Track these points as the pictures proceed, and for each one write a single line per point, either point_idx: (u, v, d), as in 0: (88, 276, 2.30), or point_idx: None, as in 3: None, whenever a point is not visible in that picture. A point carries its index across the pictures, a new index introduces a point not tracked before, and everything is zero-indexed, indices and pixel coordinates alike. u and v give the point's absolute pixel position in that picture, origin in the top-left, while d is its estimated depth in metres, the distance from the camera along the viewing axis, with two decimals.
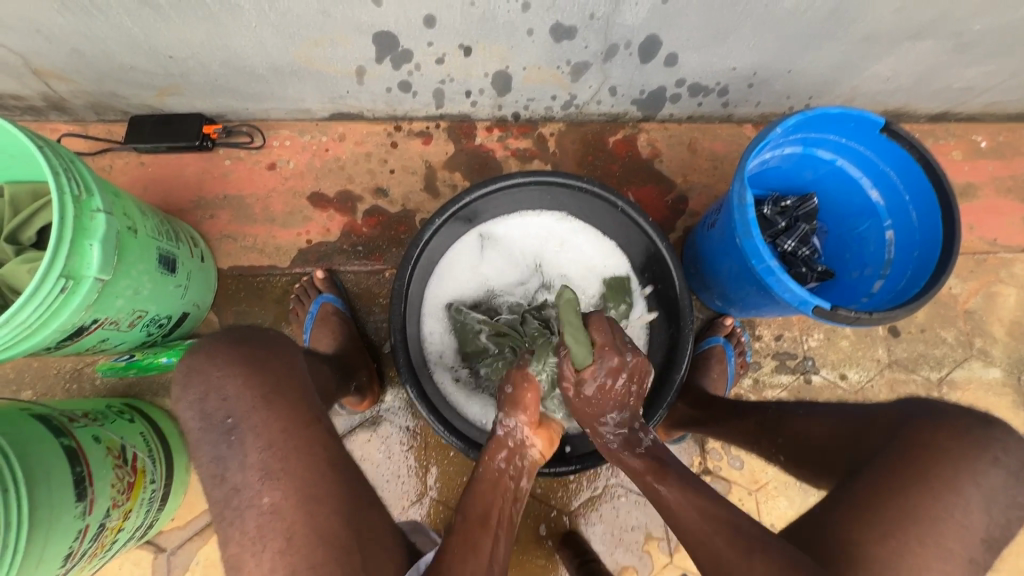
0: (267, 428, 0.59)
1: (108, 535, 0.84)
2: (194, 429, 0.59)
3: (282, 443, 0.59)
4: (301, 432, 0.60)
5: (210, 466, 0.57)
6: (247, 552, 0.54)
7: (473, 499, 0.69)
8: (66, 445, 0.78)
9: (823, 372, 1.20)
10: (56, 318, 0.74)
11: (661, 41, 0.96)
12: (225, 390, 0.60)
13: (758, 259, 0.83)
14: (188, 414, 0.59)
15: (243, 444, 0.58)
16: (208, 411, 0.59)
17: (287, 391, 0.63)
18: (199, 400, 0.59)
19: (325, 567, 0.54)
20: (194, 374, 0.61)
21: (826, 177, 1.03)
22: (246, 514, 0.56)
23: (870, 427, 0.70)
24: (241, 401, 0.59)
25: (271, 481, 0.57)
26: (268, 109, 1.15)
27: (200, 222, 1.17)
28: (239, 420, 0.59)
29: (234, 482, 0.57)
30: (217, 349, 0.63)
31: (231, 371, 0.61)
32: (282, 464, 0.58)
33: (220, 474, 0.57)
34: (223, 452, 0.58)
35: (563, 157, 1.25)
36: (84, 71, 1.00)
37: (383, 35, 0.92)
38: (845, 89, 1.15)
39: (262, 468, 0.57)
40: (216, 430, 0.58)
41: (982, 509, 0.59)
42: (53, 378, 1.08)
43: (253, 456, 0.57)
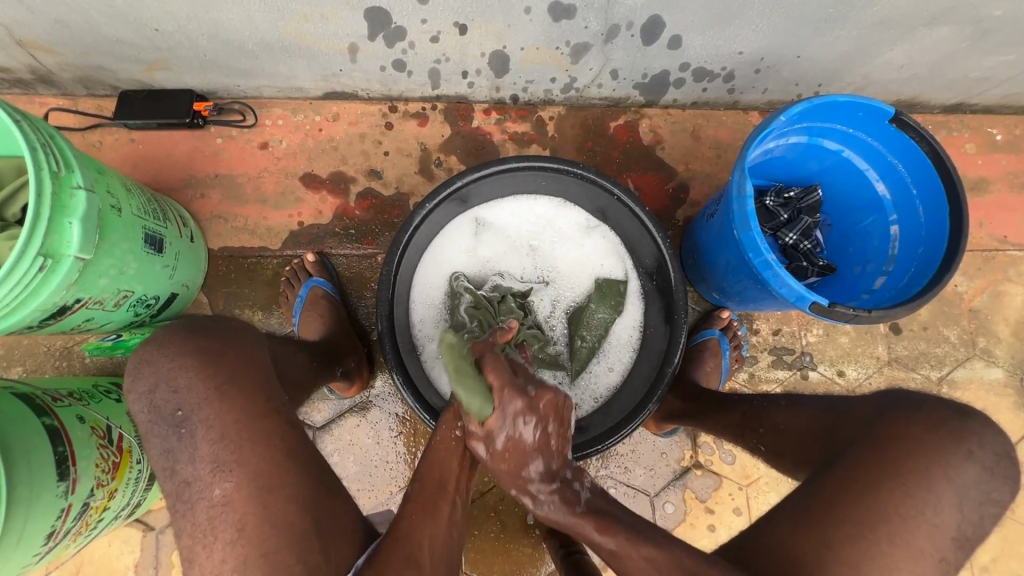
0: (218, 420, 0.58)
1: (93, 514, 0.84)
2: (144, 420, 0.59)
3: (234, 435, 0.57)
4: (256, 424, 0.59)
5: (161, 458, 0.58)
6: (198, 544, 0.55)
7: (427, 466, 0.64)
8: (48, 425, 0.78)
9: (820, 369, 1.18)
10: (35, 297, 0.73)
11: (664, 23, 0.92)
12: (175, 382, 0.59)
13: (755, 252, 0.81)
14: (140, 407, 0.60)
15: (192, 436, 0.58)
16: (158, 404, 0.59)
17: (242, 383, 0.61)
18: (149, 392, 0.60)
19: (277, 555, 0.53)
20: (145, 366, 0.61)
21: (831, 168, 1.00)
22: (197, 507, 0.56)
23: (848, 419, 0.68)
24: (190, 394, 0.59)
25: (222, 473, 0.56)
26: (259, 87, 1.12)
27: (190, 201, 1.15)
28: (188, 414, 0.58)
29: (185, 475, 0.57)
30: (169, 341, 0.62)
31: (183, 362, 0.60)
32: (235, 456, 0.57)
33: (170, 467, 0.58)
34: (172, 445, 0.58)
35: (561, 142, 1.22)
36: (69, 43, 0.97)
37: (375, 11, 0.89)
38: (855, 77, 1.10)
39: (214, 460, 0.57)
40: (165, 423, 0.58)
41: (956, 507, 0.57)
42: (43, 356, 1.08)
43: (203, 449, 0.57)
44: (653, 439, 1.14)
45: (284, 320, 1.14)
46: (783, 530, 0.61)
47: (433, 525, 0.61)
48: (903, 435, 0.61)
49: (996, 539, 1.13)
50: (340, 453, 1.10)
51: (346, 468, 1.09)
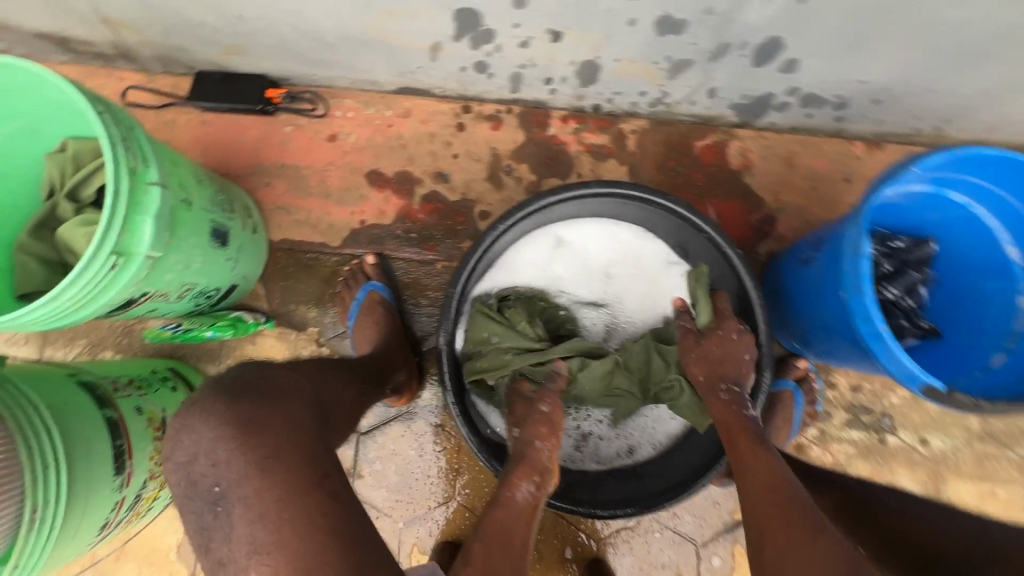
0: (257, 499, 0.54)
1: (144, 502, 0.86)
2: (180, 493, 0.57)
3: (275, 516, 0.53)
4: (298, 501, 0.54)
5: (195, 535, 0.55)
6: None
7: (493, 520, 0.67)
8: (109, 418, 0.78)
9: (901, 434, 1.08)
10: (105, 293, 0.72)
11: (784, 45, 0.82)
12: (215, 454, 0.56)
13: (864, 320, 0.71)
14: (176, 478, 0.57)
15: (229, 515, 0.54)
16: (196, 478, 0.56)
17: (283, 456, 0.57)
18: (187, 463, 0.57)
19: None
20: (184, 434, 0.58)
21: (953, 222, 0.88)
22: None
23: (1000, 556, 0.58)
24: (229, 469, 0.55)
25: (258, 557, 0.52)
26: (334, 77, 1.08)
27: (255, 189, 1.13)
28: (226, 490, 0.55)
29: (219, 556, 0.54)
30: (210, 403, 0.59)
31: (220, 432, 0.57)
32: (272, 537, 0.53)
33: (205, 544, 0.55)
34: (208, 522, 0.55)
35: (642, 158, 1.13)
36: (152, 23, 0.95)
37: (465, 12, 0.82)
38: (991, 116, 0.97)
39: (249, 544, 0.53)
40: (201, 500, 0.55)
41: None
42: (106, 331, 1.09)
43: (240, 529, 0.54)
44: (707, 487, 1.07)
45: (338, 321, 1.11)
46: None
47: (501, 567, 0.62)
48: None
49: None
50: (382, 462, 1.08)
51: (387, 477, 1.08)
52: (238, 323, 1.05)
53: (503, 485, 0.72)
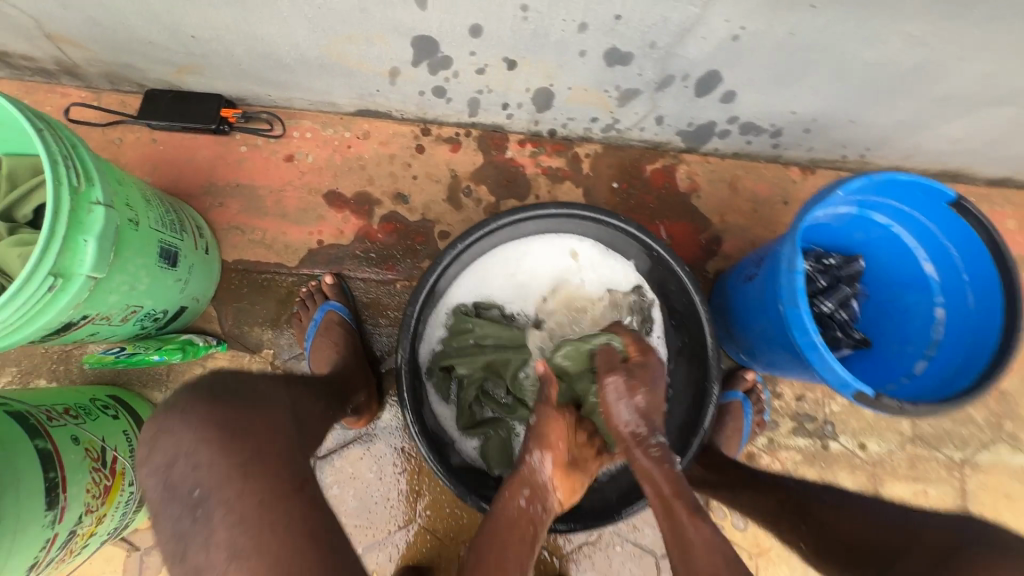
0: (240, 503, 0.50)
1: (77, 541, 0.80)
2: (155, 497, 0.51)
3: (255, 522, 0.50)
4: (278, 507, 0.52)
5: (173, 542, 0.50)
6: None
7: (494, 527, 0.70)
8: (41, 449, 0.73)
9: (842, 440, 1.14)
10: (41, 317, 0.69)
11: (722, 78, 0.89)
12: (196, 457, 0.50)
13: (800, 331, 0.77)
14: (151, 481, 0.51)
15: (209, 519, 0.50)
16: (175, 481, 0.50)
17: (265, 458, 0.53)
18: (164, 466, 0.51)
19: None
20: (162, 437, 0.52)
21: (877, 241, 0.97)
22: None
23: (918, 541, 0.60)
24: (211, 472, 0.50)
25: (240, 560, 0.49)
26: (291, 98, 1.08)
27: (208, 210, 1.11)
28: (207, 492, 0.50)
29: (197, 562, 0.49)
30: (191, 404, 0.53)
31: (201, 433, 0.51)
32: (249, 543, 0.50)
33: (181, 553, 0.50)
34: (185, 527, 0.50)
35: (596, 181, 1.18)
36: (99, 41, 0.93)
37: (423, 39, 0.85)
38: (906, 146, 1.07)
39: (228, 551, 0.49)
40: (180, 503, 0.50)
41: None
42: (40, 358, 1.03)
43: (219, 535, 0.49)
44: None
45: (295, 342, 1.09)
46: None
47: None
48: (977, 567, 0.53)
49: None
50: (340, 486, 1.05)
51: (345, 502, 1.05)
52: (188, 347, 1.01)
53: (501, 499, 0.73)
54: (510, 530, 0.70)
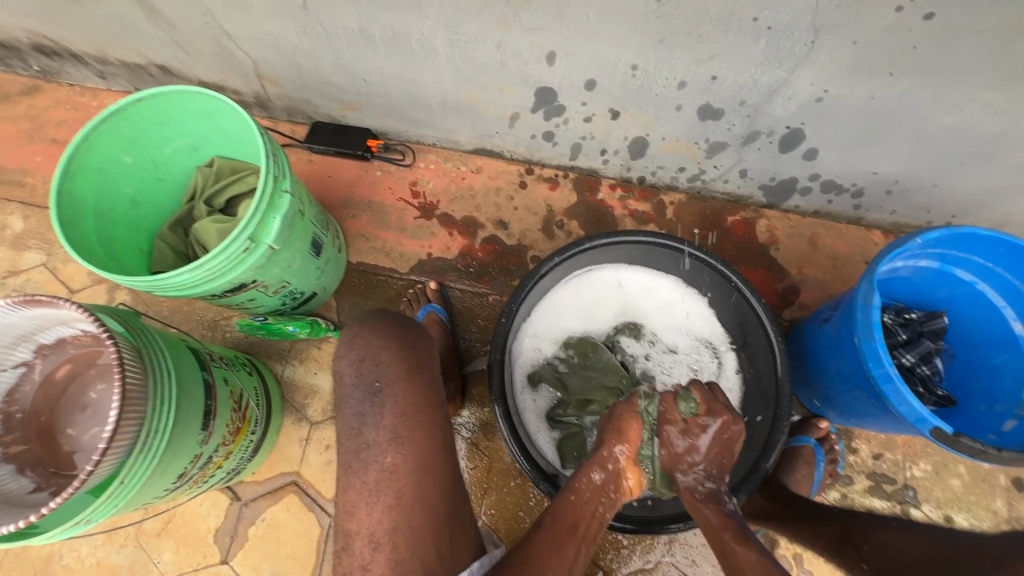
0: (404, 398, 0.67)
1: (211, 468, 0.94)
2: (348, 383, 0.68)
3: (413, 414, 0.66)
4: (429, 410, 0.67)
5: (353, 418, 0.66)
6: (362, 500, 0.62)
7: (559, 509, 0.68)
8: (205, 379, 0.90)
9: (925, 508, 1.09)
10: (230, 272, 0.88)
11: (805, 136, 0.99)
12: (379, 357, 0.69)
13: (875, 363, 0.81)
14: (346, 370, 0.69)
15: (382, 406, 0.66)
16: (362, 371, 0.68)
17: (424, 370, 0.70)
18: (357, 360, 0.69)
19: (419, 529, 0.61)
20: (358, 339, 0.71)
21: (961, 298, 0.98)
22: (369, 467, 0.63)
23: (973, 555, 0.66)
24: (389, 368, 0.68)
25: (397, 443, 0.64)
26: (424, 135, 1.31)
27: (343, 219, 1.33)
28: (384, 386, 0.67)
29: (367, 438, 0.65)
30: (376, 323, 0.73)
31: (387, 342, 0.70)
32: (407, 431, 0.65)
33: (357, 428, 0.65)
34: (365, 409, 0.66)
35: (678, 225, 1.28)
36: (294, 81, 1.21)
37: (545, 89, 1.04)
38: (995, 215, 1.10)
39: (391, 432, 0.64)
40: (364, 389, 0.67)
41: None
42: (195, 323, 1.25)
43: (387, 419, 0.65)
44: None
45: None
46: None
47: (562, 563, 0.63)
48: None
49: None
50: None
51: None
52: (313, 325, 1.19)
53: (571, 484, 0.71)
54: (575, 524, 0.67)
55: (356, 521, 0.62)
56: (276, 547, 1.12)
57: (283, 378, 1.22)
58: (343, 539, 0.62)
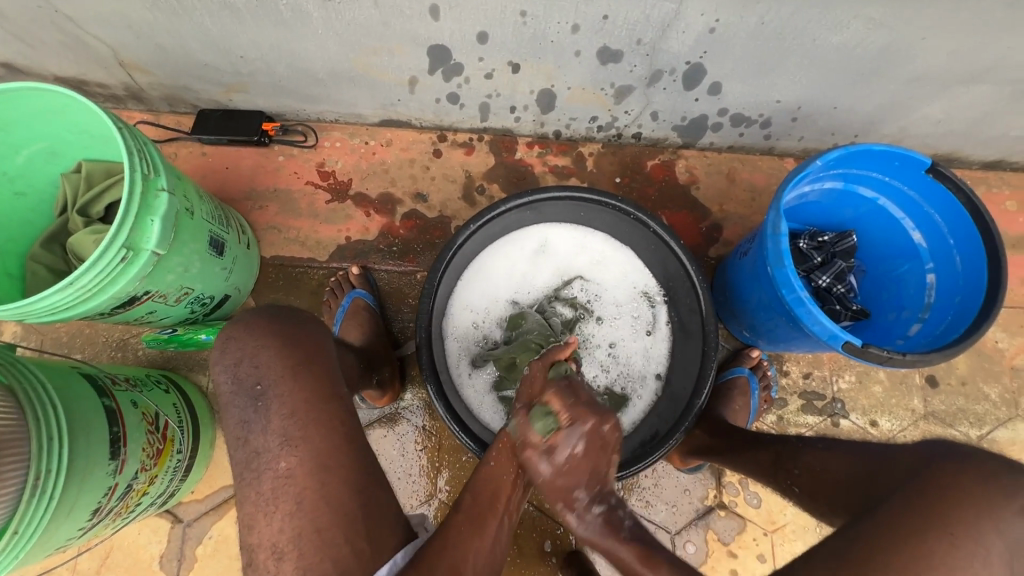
0: (291, 397, 0.63)
1: (133, 496, 0.88)
2: (227, 390, 0.64)
3: (304, 413, 0.63)
4: (322, 406, 0.64)
5: (237, 427, 0.63)
6: (259, 512, 0.59)
7: (480, 480, 0.66)
8: (107, 405, 0.83)
9: (852, 417, 1.16)
10: (112, 285, 0.80)
11: (705, 70, 0.98)
12: (257, 358, 0.65)
13: (788, 289, 0.83)
14: (223, 377, 0.65)
15: (267, 410, 0.62)
16: (241, 375, 0.64)
17: (314, 365, 0.67)
18: (234, 365, 0.65)
19: (327, 531, 0.58)
20: (232, 341, 0.66)
21: (866, 215, 1.02)
22: (263, 476, 0.60)
23: (891, 465, 0.65)
24: (270, 369, 0.64)
25: (289, 447, 0.61)
26: (323, 111, 1.22)
27: (249, 212, 1.24)
28: (266, 387, 0.63)
29: (256, 445, 0.61)
30: (252, 322, 0.68)
31: (266, 341, 0.66)
32: (301, 432, 0.62)
33: (244, 437, 0.62)
34: (249, 416, 0.63)
35: (600, 176, 1.26)
36: (164, 66, 1.09)
37: (437, 48, 0.97)
38: (892, 130, 1.13)
39: (281, 435, 0.61)
40: (245, 394, 0.63)
41: (1006, 562, 0.53)
42: (101, 346, 1.15)
43: (274, 423, 0.62)
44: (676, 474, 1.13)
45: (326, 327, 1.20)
46: (809, 565, 0.59)
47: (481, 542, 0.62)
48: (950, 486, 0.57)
49: None
50: None
51: None
52: None
53: (491, 450, 0.68)
54: (495, 496, 0.65)
55: (258, 533, 0.59)
56: (227, 562, 1.08)
57: (209, 390, 1.15)
58: (246, 553, 0.59)
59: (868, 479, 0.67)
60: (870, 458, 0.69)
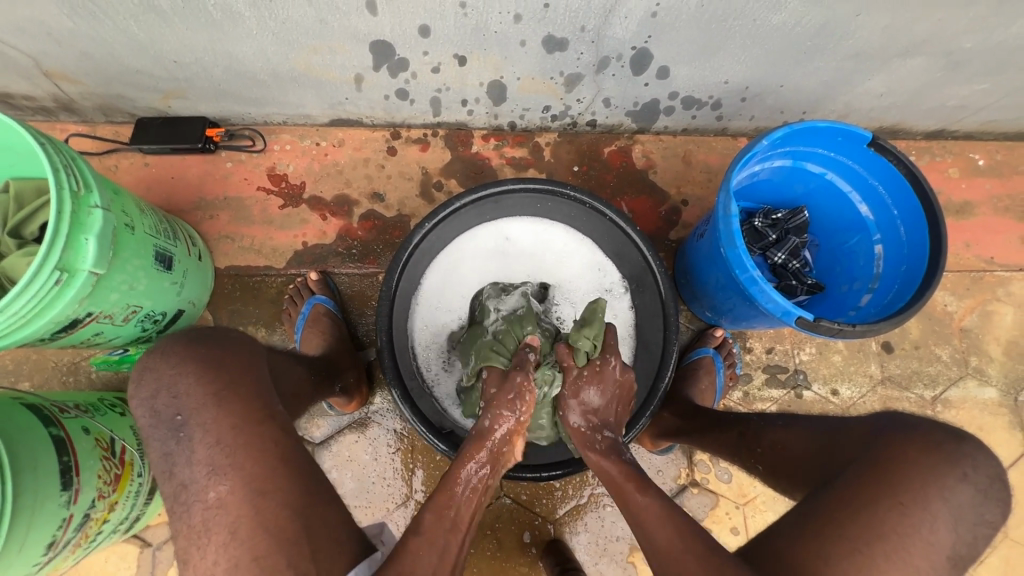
0: (216, 425, 0.61)
1: (92, 526, 0.85)
2: (146, 424, 0.62)
3: (231, 439, 0.61)
4: (253, 429, 0.62)
5: (161, 461, 0.61)
6: (193, 546, 0.57)
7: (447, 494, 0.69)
8: (55, 435, 0.79)
9: (814, 387, 1.19)
10: (49, 310, 0.76)
11: (652, 55, 0.98)
12: (176, 387, 0.63)
13: (742, 269, 0.84)
14: (142, 412, 0.63)
15: (190, 440, 0.61)
16: (159, 408, 0.62)
17: (239, 387, 0.65)
18: (151, 397, 0.63)
19: (267, 558, 0.55)
20: (148, 372, 0.64)
21: (816, 190, 1.04)
22: (193, 509, 0.58)
23: (845, 438, 0.67)
24: (190, 398, 0.62)
25: (217, 476, 0.59)
26: (270, 114, 1.18)
27: (200, 223, 1.20)
28: (187, 417, 0.61)
29: (182, 478, 0.60)
30: (170, 349, 0.66)
31: (184, 368, 0.64)
32: (228, 459, 0.60)
33: (168, 470, 0.60)
34: (171, 448, 0.61)
35: (557, 166, 1.26)
36: (91, 74, 1.04)
37: (379, 43, 0.95)
38: (838, 105, 1.16)
39: (207, 464, 0.59)
40: (164, 426, 0.61)
41: (950, 524, 0.55)
42: (51, 371, 1.11)
43: (200, 452, 0.60)
44: (649, 457, 1.15)
45: (287, 336, 1.18)
46: (771, 544, 0.60)
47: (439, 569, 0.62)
48: (900, 456, 0.59)
49: (997, 560, 1.11)
50: (339, 469, 1.12)
51: (343, 485, 1.11)
52: None
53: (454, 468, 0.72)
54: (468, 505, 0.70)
55: (192, 568, 0.57)
56: None
57: None
58: None
59: (826, 452, 0.68)
60: (828, 431, 0.70)
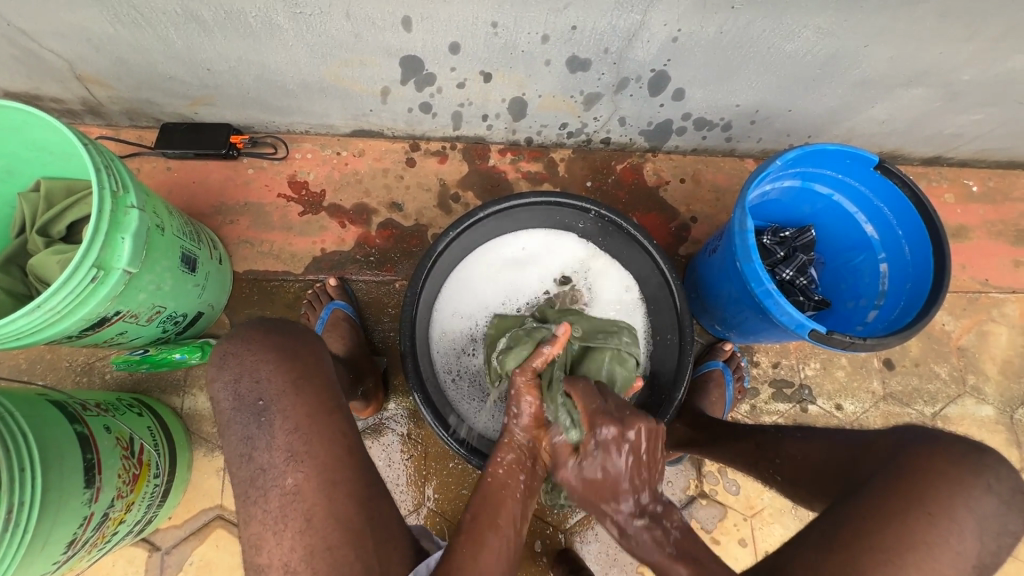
0: (295, 411, 0.63)
1: (110, 526, 0.85)
2: (227, 407, 0.63)
3: (310, 426, 0.62)
4: (326, 416, 0.64)
5: (240, 445, 0.62)
6: (267, 531, 0.58)
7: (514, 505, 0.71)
8: (79, 432, 0.79)
9: (819, 402, 1.22)
10: (83, 306, 0.77)
11: (669, 77, 1.03)
12: (258, 372, 0.64)
13: (757, 282, 0.88)
14: (223, 394, 0.64)
15: (271, 425, 0.62)
16: (242, 392, 0.63)
17: (316, 377, 0.66)
18: (234, 381, 0.64)
19: (334, 549, 0.58)
20: (229, 357, 0.65)
21: (823, 211, 1.08)
22: (269, 494, 0.59)
23: (869, 452, 0.69)
24: (272, 384, 0.63)
25: (295, 462, 0.60)
26: (293, 123, 1.21)
27: (219, 227, 1.22)
28: (269, 403, 0.63)
29: (261, 462, 0.61)
30: (253, 334, 0.67)
31: (265, 355, 0.65)
32: (306, 446, 0.61)
33: (247, 454, 0.61)
34: (252, 432, 0.62)
35: (571, 181, 1.29)
36: (123, 79, 1.06)
37: (410, 58, 0.98)
38: (841, 131, 1.21)
39: (287, 450, 0.61)
40: (248, 410, 0.62)
41: (967, 525, 0.58)
42: (65, 371, 1.11)
43: (280, 437, 0.61)
44: None
45: None
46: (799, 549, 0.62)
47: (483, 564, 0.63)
48: (930, 472, 0.61)
49: None
50: None
51: None
52: (204, 349, 1.09)
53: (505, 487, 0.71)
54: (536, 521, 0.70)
55: (266, 554, 0.58)
56: None
57: (183, 411, 1.12)
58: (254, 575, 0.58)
59: (850, 466, 0.70)
60: (851, 446, 0.72)
